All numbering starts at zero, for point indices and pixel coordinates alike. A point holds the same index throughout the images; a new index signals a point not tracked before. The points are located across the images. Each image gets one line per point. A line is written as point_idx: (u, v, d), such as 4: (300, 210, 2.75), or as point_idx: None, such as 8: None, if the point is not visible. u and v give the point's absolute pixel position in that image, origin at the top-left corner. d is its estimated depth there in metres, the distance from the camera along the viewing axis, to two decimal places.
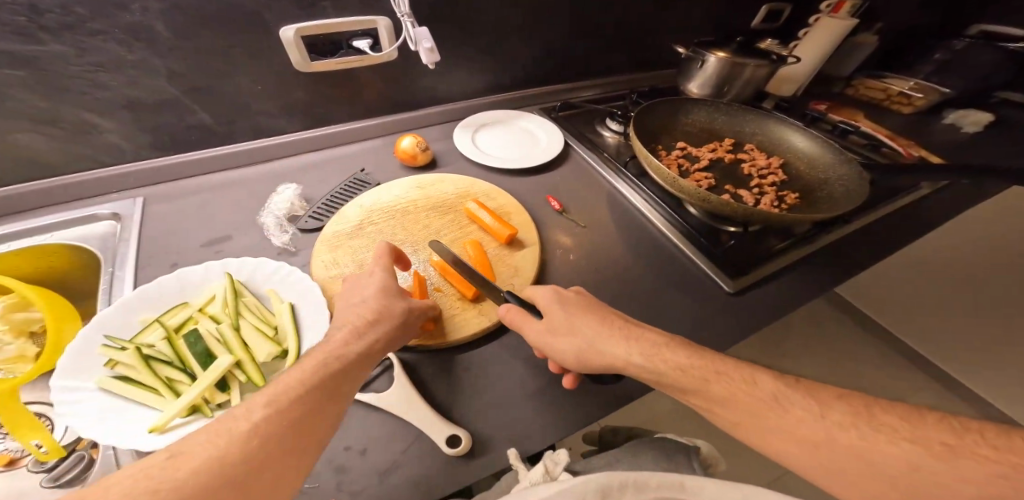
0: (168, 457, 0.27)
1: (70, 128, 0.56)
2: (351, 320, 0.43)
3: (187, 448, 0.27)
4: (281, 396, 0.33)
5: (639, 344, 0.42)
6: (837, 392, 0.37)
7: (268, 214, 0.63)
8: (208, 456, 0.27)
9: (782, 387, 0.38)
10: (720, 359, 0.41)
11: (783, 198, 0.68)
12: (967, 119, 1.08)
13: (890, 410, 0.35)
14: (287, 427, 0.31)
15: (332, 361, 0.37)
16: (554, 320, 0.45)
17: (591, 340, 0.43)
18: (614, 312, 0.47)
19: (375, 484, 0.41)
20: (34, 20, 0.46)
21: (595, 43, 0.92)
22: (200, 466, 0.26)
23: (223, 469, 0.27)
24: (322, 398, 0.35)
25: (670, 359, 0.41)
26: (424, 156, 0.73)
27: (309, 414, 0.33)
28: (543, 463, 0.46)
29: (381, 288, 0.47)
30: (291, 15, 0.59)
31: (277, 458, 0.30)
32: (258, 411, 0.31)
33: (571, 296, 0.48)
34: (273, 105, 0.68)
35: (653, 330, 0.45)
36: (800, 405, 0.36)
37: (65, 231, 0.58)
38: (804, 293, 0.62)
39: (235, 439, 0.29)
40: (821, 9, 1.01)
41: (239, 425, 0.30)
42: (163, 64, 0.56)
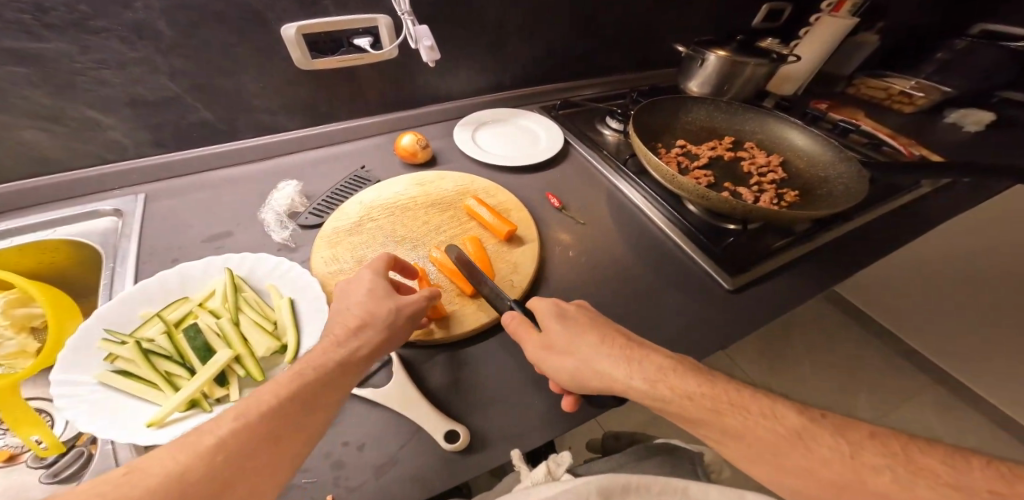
0: (124, 472, 0.25)
1: (73, 125, 0.56)
2: (336, 329, 0.42)
3: (145, 463, 0.26)
4: (250, 408, 0.31)
5: (644, 366, 0.39)
6: (869, 429, 0.33)
7: (269, 210, 0.63)
8: (167, 472, 0.26)
9: (806, 421, 0.34)
10: (732, 389, 0.37)
11: (782, 196, 0.68)
12: (968, 119, 1.07)
13: (928, 451, 0.31)
14: (257, 439, 0.30)
15: (310, 370, 0.36)
16: (552, 332, 0.43)
17: (588, 361, 0.40)
18: (619, 328, 0.44)
19: (372, 479, 0.41)
20: (38, 18, 0.47)
21: (595, 42, 0.92)
22: (158, 484, 0.25)
23: (182, 486, 0.26)
24: (300, 408, 0.33)
25: (677, 386, 0.37)
26: (424, 153, 0.73)
27: (281, 427, 0.31)
28: (546, 462, 0.48)
29: (371, 286, 0.46)
30: (293, 13, 0.60)
31: (244, 473, 0.28)
32: (226, 425, 0.30)
33: (572, 312, 0.45)
34: (275, 103, 0.68)
35: (659, 351, 0.41)
36: (825, 443, 0.32)
37: (67, 227, 0.59)
38: (804, 292, 0.62)
39: (198, 454, 0.27)
40: (822, 9, 1.01)
41: (203, 439, 0.28)
42: (165, 62, 0.56)
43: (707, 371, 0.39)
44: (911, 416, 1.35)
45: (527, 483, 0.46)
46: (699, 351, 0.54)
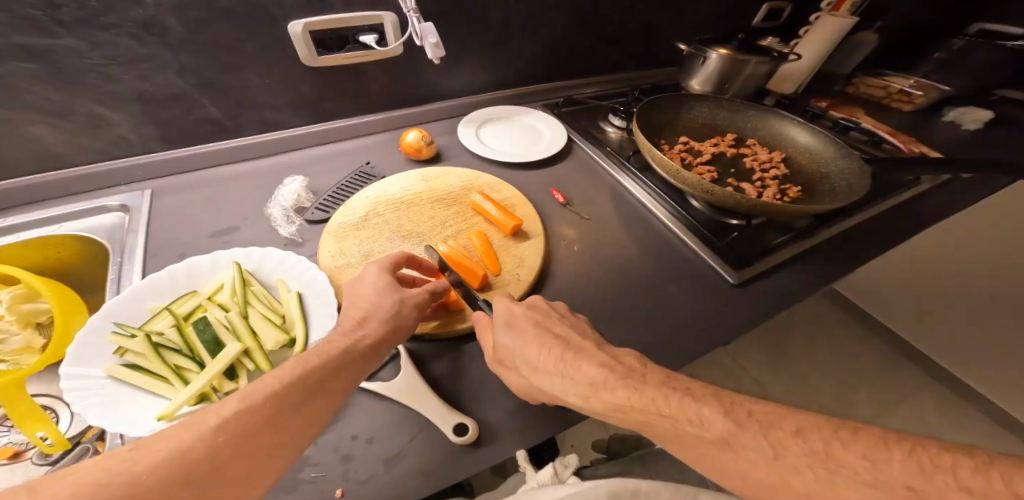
0: (131, 448, 0.26)
1: (81, 120, 0.57)
2: (343, 321, 0.43)
3: (151, 439, 0.27)
4: (253, 393, 0.32)
5: (579, 381, 0.38)
6: (794, 424, 0.30)
7: (275, 205, 0.63)
8: (170, 449, 0.27)
9: (730, 424, 0.30)
10: (659, 393, 0.34)
11: (785, 191, 0.68)
12: (969, 116, 1.08)
13: (851, 442, 0.28)
14: (259, 423, 0.31)
15: (313, 357, 0.37)
16: (500, 347, 0.44)
17: (530, 376, 0.41)
18: (558, 334, 0.43)
19: (381, 472, 0.41)
20: (49, 14, 0.47)
21: (598, 40, 0.93)
22: (161, 462, 0.26)
23: (183, 465, 0.26)
24: (302, 396, 0.34)
25: (605, 401, 0.35)
26: (429, 149, 0.74)
27: (284, 412, 0.32)
28: (553, 465, 0.52)
29: (380, 281, 0.47)
30: (300, 10, 0.60)
31: (243, 456, 0.29)
32: (230, 406, 0.31)
33: (517, 319, 0.45)
34: (280, 99, 0.68)
35: (594, 359, 0.39)
36: (751, 445, 0.29)
37: (75, 223, 0.59)
38: (808, 287, 0.63)
39: (202, 434, 0.28)
40: (822, 8, 1.02)
41: (206, 420, 0.29)
42: (173, 59, 0.57)
43: (638, 374, 0.36)
44: (911, 414, 1.36)
45: (532, 483, 0.50)
46: (704, 345, 0.55)
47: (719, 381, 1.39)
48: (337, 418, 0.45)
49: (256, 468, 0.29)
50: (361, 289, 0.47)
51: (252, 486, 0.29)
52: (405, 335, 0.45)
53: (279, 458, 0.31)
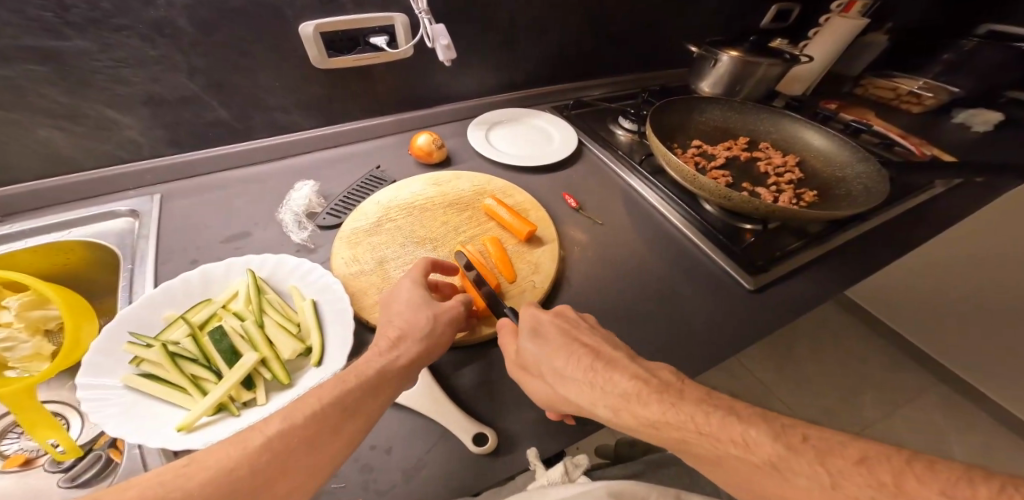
0: (185, 463, 0.27)
1: (90, 124, 0.56)
2: (378, 339, 0.42)
3: (202, 455, 0.28)
4: (297, 409, 0.33)
5: (609, 391, 0.37)
6: (859, 451, 0.27)
7: (287, 210, 0.62)
8: (220, 466, 0.27)
9: (782, 449, 0.28)
10: (698, 411, 0.33)
11: (801, 196, 0.68)
12: (978, 118, 1.08)
13: (930, 475, 0.24)
14: (300, 441, 0.31)
15: (350, 377, 0.37)
16: (525, 353, 0.44)
17: (556, 385, 0.41)
18: (587, 345, 0.42)
19: (401, 482, 0.41)
20: (60, 16, 0.46)
21: (607, 41, 0.92)
22: (210, 479, 0.27)
23: (229, 482, 0.27)
24: (340, 414, 0.34)
25: (640, 416, 0.34)
26: (439, 153, 0.73)
27: (323, 430, 0.32)
28: (562, 464, 0.47)
29: (414, 290, 0.47)
30: (312, 11, 0.59)
31: (284, 473, 0.30)
32: (274, 425, 0.31)
33: (544, 326, 0.45)
34: (290, 101, 0.68)
35: (627, 371, 0.38)
36: (802, 472, 0.27)
37: (84, 228, 0.58)
38: (825, 291, 0.62)
39: (248, 452, 0.29)
40: (832, 9, 1.02)
41: (253, 437, 0.30)
42: (184, 60, 0.56)
43: (675, 390, 0.35)
44: (917, 416, 1.36)
45: (541, 482, 0.45)
46: (722, 350, 0.54)
47: (723, 382, 1.40)
48: None
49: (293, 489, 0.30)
50: (395, 299, 0.47)
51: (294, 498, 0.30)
52: (437, 352, 0.44)
53: (316, 480, 0.31)
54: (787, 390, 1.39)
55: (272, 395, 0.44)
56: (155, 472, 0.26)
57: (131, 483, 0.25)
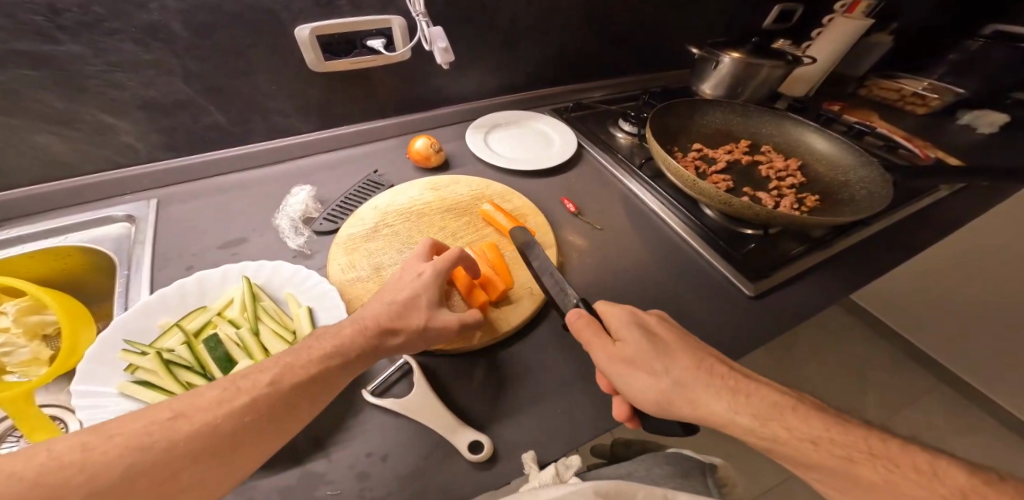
0: (171, 417, 0.29)
1: (86, 128, 0.56)
2: (367, 317, 0.41)
3: (189, 411, 0.30)
4: (286, 375, 0.34)
5: (755, 401, 0.37)
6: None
7: (283, 216, 0.62)
8: (204, 422, 0.29)
9: (953, 477, 0.32)
10: (866, 436, 0.35)
11: (802, 201, 0.67)
12: (984, 119, 1.07)
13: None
14: (280, 405, 0.33)
15: (333, 356, 0.37)
16: (639, 347, 0.41)
17: (682, 385, 0.39)
18: (710, 353, 0.43)
19: (397, 490, 0.40)
20: (52, 20, 0.46)
21: (609, 42, 0.91)
22: (194, 434, 0.29)
23: (212, 437, 0.29)
24: (318, 386, 0.35)
25: (800, 429, 0.35)
26: (438, 157, 0.72)
27: (305, 399, 0.34)
28: (556, 464, 0.42)
29: (435, 271, 0.47)
30: (308, 15, 0.59)
31: (263, 433, 0.31)
32: (261, 389, 0.32)
33: (654, 326, 0.44)
34: (288, 105, 0.67)
35: (766, 385, 0.40)
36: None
37: (82, 233, 0.58)
38: (826, 297, 0.62)
39: (232, 411, 0.30)
40: (835, 9, 1.00)
41: (239, 398, 0.31)
42: (179, 64, 0.56)
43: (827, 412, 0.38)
44: (920, 418, 1.35)
45: (533, 483, 0.41)
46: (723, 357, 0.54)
47: None
48: (349, 434, 0.44)
49: (270, 449, 0.31)
50: (415, 274, 0.47)
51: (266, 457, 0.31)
52: (414, 347, 0.42)
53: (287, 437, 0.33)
54: None
55: None
56: (142, 418, 0.28)
57: (118, 429, 0.27)
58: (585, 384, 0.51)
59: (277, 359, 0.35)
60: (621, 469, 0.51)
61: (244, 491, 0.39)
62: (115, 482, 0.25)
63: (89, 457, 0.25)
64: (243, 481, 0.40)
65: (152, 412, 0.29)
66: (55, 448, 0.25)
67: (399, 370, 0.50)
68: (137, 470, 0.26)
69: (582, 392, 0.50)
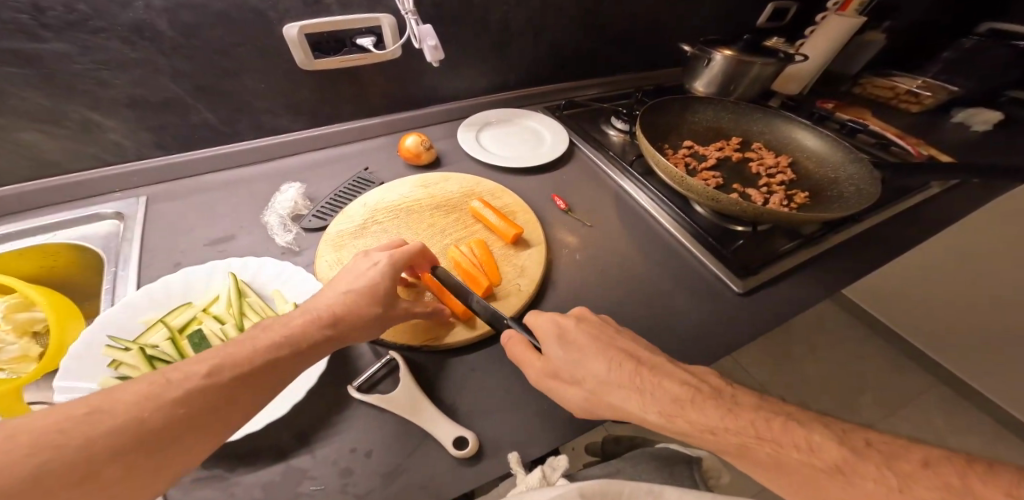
0: (86, 411, 0.25)
1: (74, 126, 0.56)
2: (317, 308, 0.40)
3: (109, 404, 0.26)
4: (224, 367, 0.32)
5: (659, 397, 0.37)
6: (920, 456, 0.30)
7: (271, 213, 0.62)
8: (125, 418, 0.26)
9: (846, 452, 0.31)
10: (758, 416, 0.35)
11: (792, 197, 0.67)
12: (978, 117, 1.07)
13: (992, 479, 0.27)
14: (219, 397, 0.30)
15: (284, 344, 0.36)
16: (555, 362, 0.42)
17: (599, 392, 0.40)
18: (624, 350, 0.43)
19: (382, 487, 0.40)
20: (36, 18, 0.46)
21: (601, 41, 0.91)
22: (114, 429, 0.26)
23: (136, 435, 0.26)
24: (263, 377, 0.33)
25: (694, 420, 0.35)
26: (428, 154, 0.72)
27: (250, 387, 0.32)
28: (542, 467, 0.43)
29: (391, 260, 0.47)
30: (295, 12, 0.59)
31: (199, 425, 0.29)
32: (197, 379, 0.30)
33: (573, 333, 0.44)
34: (278, 104, 0.67)
35: (673, 377, 0.40)
36: (869, 476, 0.29)
37: (70, 231, 0.58)
38: (816, 294, 0.61)
39: (163, 404, 0.28)
40: (829, 7, 1.00)
41: (169, 393, 0.28)
42: (166, 63, 0.56)
43: (728, 396, 0.38)
44: (916, 417, 1.35)
45: (521, 487, 0.41)
46: (709, 355, 0.54)
47: None
48: (333, 431, 0.44)
49: (208, 445, 0.29)
50: (369, 262, 0.47)
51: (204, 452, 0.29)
52: (373, 333, 0.43)
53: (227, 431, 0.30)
54: (784, 389, 1.38)
55: None
56: (50, 418, 0.24)
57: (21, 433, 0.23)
58: None
59: (218, 349, 0.33)
60: (608, 468, 0.51)
61: (227, 488, 0.39)
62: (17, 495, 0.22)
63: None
64: (226, 477, 0.40)
65: (61, 414, 0.25)
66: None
67: (385, 366, 0.50)
68: (42, 481, 0.23)
69: None
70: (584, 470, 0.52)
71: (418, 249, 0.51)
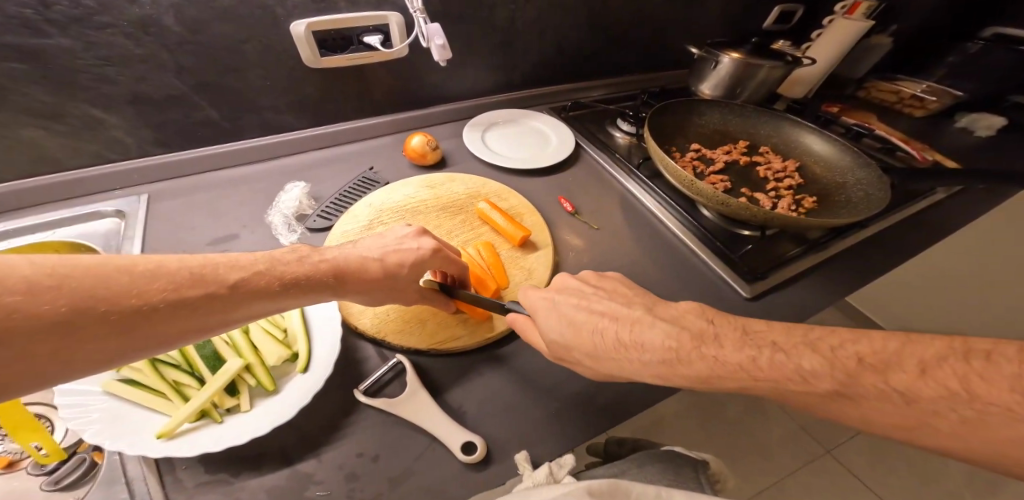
0: (146, 266, 0.29)
1: (75, 123, 0.55)
2: (348, 260, 0.43)
3: (162, 268, 0.29)
4: (245, 283, 0.34)
5: (647, 361, 0.38)
6: (917, 361, 0.30)
7: (276, 212, 0.61)
8: (172, 284, 0.29)
9: (840, 375, 0.31)
10: (743, 357, 0.35)
11: (800, 202, 0.67)
12: (980, 123, 1.08)
13: (992, 375, 0.27)
14: (247, 294, 0.33)
15: (301, 269, 0.39)
16: (554, 344, 0.44)
17: (600, 363, 0.41)
18: (603, 312, 0.43)
19: (389, 492, 0.40)
20: (41, 13, 0.45)
21: (607, 42, 0.91)
22: (168, 289, 0.29)
23: (177, 298, 0.29)
24: (284, 291, 0.36)
25: (687, 375, 0.36)
26: (433, 154, 0.72)
27: (272, 297, 0.35)
28: (548, 463, 0.41)
29: (433, 250, 0.49)
30: (303, 9, 0.58)
31: (223, 309, 0.32)
32: (234, 274, 0.33)
33: (563, 302, 0.45)
34: (283, 101, 0.66)
35: (653, 329, 0.40)
36: (871, 393, 0.30)
37: (69, 229, 0.57)
38: (822, 298, 0.61)
39: (203, 283, 0.31)
40: (836, 11, 1.00)
41: (201, 286, 0.31)
42: (172, 60, 0.55)
43: (712, 338, 0.37)
44: None
45: (527, 483, 0.40)
46: None
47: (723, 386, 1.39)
48: (340, 435, 0.44)
49: (221, 326, 0.32)
50: (413, 245, 0.49)
51: (213, 331, 0.32)
52: (376, 293, 0.45)
53: (236, 322, 0.33)
54: None
55: (257, 401, 0.44)
56: (99, 267, 0.26)
57: (77, 272, 0.25)
58: (577, 386, 0.50)
59: (252, 264, 0.35)
60: (613, 468, 0.51)
61: (232, 493, 0.39)
62: (48, 326, 0.23)
63: (37, 289, 0.23)
64: (230, 482, 0.39)
65: (111, 270, 0.27)
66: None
67: (392, 370, 0.50)
68: (74, 320, 0.24)
69: (576, 396, 0.49)
70: (590, 470, 0.53)
71: (458, 265, 0.52)
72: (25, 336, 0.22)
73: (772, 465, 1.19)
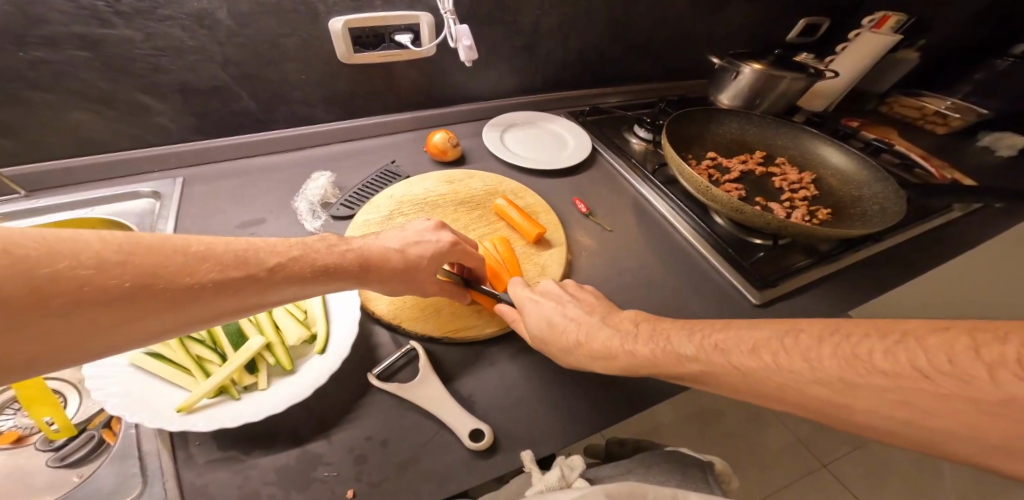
0: (199, 246, 0.31)
1: (123, 108, 0.58)
2: (372, 247, 0.45)
3: (211, 249, 0.31)
4: (282, 267, 0.36)
5: (604, 359, 0.42)
6: (822, 340, 0.31)
7: (302, 199, 0.64)
8: (218, 264, 0.31)
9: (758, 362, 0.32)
10: (666, 354, 0.38)
11: (814, 213, 0.67)
12: (1002, 142, 1.07)
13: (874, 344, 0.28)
14: (285, 278, 0.35)
15: (331, 254, 0.41)
16: (532, 336, 0.47)
17: (569, 359, 0.44)
18: (575, 317, 0.45)
19: (395, 474, 0.41)
20: (111, 5, 0.49)
21: (630, 49, 0.93)
22: (217, 268, 0.31)
23: (223, 278, 0.31)
24: (315, 276, 0.38)
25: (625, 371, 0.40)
26: (454, 151, 0.74)
27: (306, 281, 0.37)
28: (559, 467, 0.43)
29: (452, 242, 0.51)
30: (343, 8, 0.61)
31: (261, 291, 0.34)
32: (273, 258, 0.35)
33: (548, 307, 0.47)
34: (315, 95, 0.69)
35: (612, 332, 0.43)
36: (787, 374, 0.31)
37: (106, 207, 0.60)
38: (833, 309, 0.61)
39: (245, 264, 0.33)
40: (862, 25, 1.00)
41: (245, 268, 0.33)
42: (220, 52, 0.58)
43: (657, 335, 0.40)
44: None
45: (539, 486, 0.40)
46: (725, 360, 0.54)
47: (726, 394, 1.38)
48: (352, 417, 0.45)
49: (258, 306, 0.34)
50: (431, 239, 0.50)
51: (251, 308, 0.34)
52: (398, 283, 0.46)
53: (271, 303, 0.35)
54: None
55: (274, 380, 0.46)
56: (159, 246, 0.29)
57: (140, 251, 0.27)
58: (583, 381, 0.51)
59: (288, 249, 0.37)
60: (619, 468, 0.52)
61: (244, 468, 0.40)
62: (113, 299, 0.26)
63: (106, 265, 0.26)
64: (242, 459, 0.41)
65: (168, 249, 0.29)
66: (71, 239, 0.25)
67: (404, 356, 0.51)
68: (137, 294, 0.27)
69: (582, 392, 0.50)
70: (595, 468, 0.53)
71: (475, 257, 0.54)
72: (90, 307, 0.25)
73: (772, 476, 1.17)
